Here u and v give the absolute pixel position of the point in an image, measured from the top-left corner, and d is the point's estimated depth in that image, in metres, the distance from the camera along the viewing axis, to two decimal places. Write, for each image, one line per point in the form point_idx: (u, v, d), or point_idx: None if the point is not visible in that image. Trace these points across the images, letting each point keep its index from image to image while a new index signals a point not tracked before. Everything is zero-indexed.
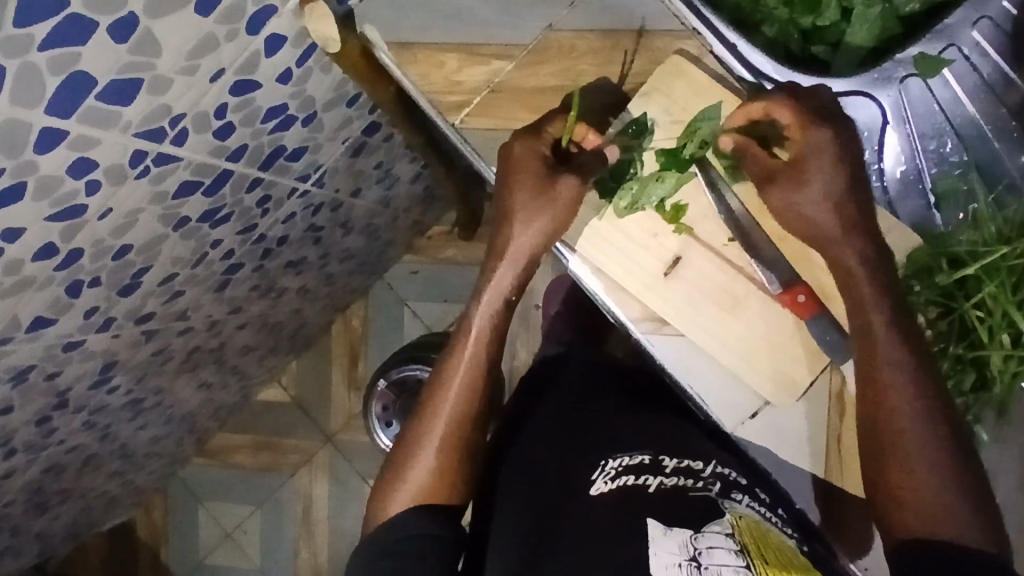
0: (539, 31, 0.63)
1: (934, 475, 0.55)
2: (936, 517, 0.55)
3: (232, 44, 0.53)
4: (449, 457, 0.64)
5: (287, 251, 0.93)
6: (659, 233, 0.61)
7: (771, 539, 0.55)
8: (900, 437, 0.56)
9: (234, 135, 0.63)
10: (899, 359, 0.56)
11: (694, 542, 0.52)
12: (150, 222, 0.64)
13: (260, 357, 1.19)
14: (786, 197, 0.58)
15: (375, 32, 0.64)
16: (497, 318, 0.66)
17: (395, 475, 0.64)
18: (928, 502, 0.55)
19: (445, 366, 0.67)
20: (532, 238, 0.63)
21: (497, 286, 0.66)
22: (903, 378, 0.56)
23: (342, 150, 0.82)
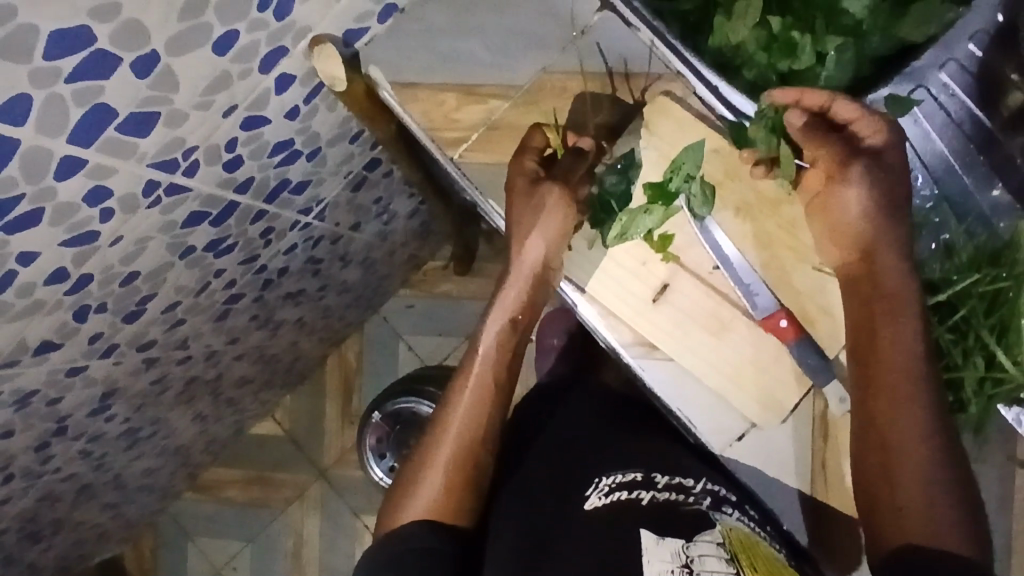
0: (533, 74, 0.67)
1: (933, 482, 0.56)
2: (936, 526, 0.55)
3: (245, 81, 0.57)
4: (455, 473, 0.64)
5: (287, 282, 0.95)
6: (648, 260, 0.64)
7: (761, 551, 0.57)
8: (903, 438, 0.57)
9: (241, 168, 0.66)
10: (912, 357, 0.57)
11: (686, 549, 0.54)
12: (158, 250, 0.66)
13: (255, 389, 1.20)
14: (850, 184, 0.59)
15: (379, 73, 0.67)
16: (504, 333, 0.68)
17: (402, 492, 0.65)
18: (922, 509, 0.55)
19: (454, 383, 0.69)
20: (538, 250, 0.65)
21: (502, 305, 0.69)
22: (911, 377, 0.57)
23: (344, 184, 0.85)
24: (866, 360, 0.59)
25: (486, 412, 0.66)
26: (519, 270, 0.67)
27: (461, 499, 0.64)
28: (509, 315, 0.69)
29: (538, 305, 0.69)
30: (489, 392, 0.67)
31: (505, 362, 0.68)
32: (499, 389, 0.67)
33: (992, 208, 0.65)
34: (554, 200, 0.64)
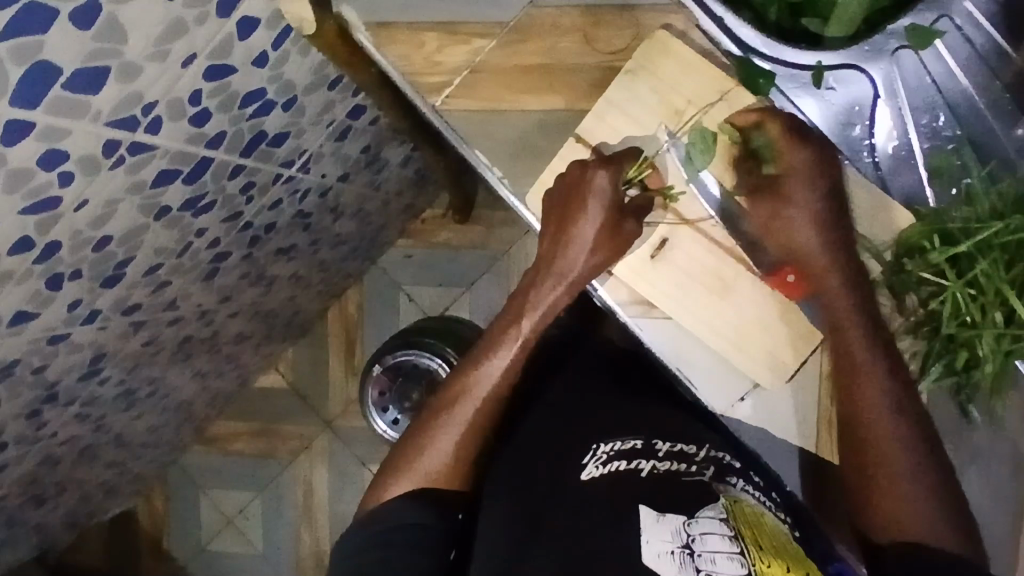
0: (520, 9, 0.58)
1: (921, 499, 0.56)
2: (922, 529, 0.55)
3: (203, 28, 0.52)
4: (464, 453, 0.61)
5: (275, 238, 0.92)
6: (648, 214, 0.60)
7: (766, 525, 0.53)
8: (873, 426, 0.57)
9: (211, 122, 0.62)
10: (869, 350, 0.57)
11: (687, 528, 0.51)
12: (129, 212, 0.63)
13: (255, 344, 1.19)
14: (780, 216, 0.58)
15: (353, 13, 0.60)
16: (543, 319, 0.63)
17: (404, 456, 0.62)
18: (898, 502, 0.56)
19: (490, 347, 0.63)
20: (583, 255, 0.60)
21: (543, 293, 0.63)
22: (897, 438, 0.57)
23: (327, 135, 0.80)
24: (843, 390, 0.58)
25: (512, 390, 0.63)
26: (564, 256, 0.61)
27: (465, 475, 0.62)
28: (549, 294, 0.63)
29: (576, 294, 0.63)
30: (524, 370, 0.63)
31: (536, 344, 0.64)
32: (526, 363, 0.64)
33: (1017, 149, 0.59)
34: (627, 238, 0.59)
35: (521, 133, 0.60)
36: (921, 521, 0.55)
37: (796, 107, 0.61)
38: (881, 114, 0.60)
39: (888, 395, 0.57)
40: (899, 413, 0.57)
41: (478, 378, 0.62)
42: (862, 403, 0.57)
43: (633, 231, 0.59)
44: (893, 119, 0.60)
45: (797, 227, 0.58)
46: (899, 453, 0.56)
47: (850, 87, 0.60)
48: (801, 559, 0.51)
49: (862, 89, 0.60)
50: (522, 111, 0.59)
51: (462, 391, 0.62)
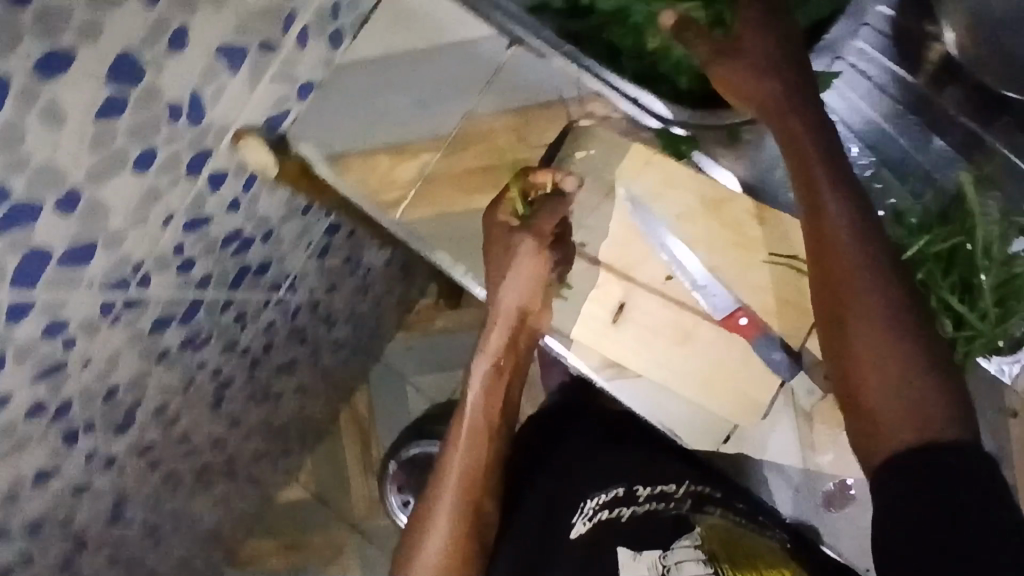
0: (456, 122, 0.65)
1: (918, 391, 0.50)
2: (915, 414, 0.50)
3: (176, 190, 0.58)
4: (455, 531, 0.63)
5: (275, 356, 0.96)
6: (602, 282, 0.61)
7: (738, 540, 0.65)
8: (847, 293, 0.52)
9: (196, 267, 0.67)
10: (836, 224, 0.52)
11: (664, 559, 0.62)
12: (132, 361, 0.68)
13: (273, 460, 1.22)
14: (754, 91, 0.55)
15: (309, 150, 0.66)
16: (490, 378, 0.65)
17: (405, 555, 0.64)
18: (887, 398, 0.51)
19: (449, 430, 0.67)
20: (511, 296, 0.61)
21: (486, 353, 0.65)
22: (885, 308, 0.51)
23: (309, 255, 0.86)
24: (814, 253, 0.53)
25: (482, 454, 0.65)
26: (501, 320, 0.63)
27: (464, 557, 0.63)
28: (492, 360, 0.65)
29: (522, 353, 0.65)
30: (484, 435, 0.66)
31: (495, 407, 0.66)
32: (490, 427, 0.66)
33: (934, 165, 0.64)
34: (526, 248, 0.60)
35: (475, 228, 0.65)
36: (916, 406, 0.50)
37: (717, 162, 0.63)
38: None
39: (858, 257, 0.52)
40: (879, 279, 0.51)
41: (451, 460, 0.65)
42: (831, 266, 0.52)
43: (528, 241, 0.60)
44: None
45: (772, 98, 0.55)
46: (885, 328, 0.51)
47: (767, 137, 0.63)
48: (772, 563, 0.63)
49: None
50: (472, 208, 0.65)
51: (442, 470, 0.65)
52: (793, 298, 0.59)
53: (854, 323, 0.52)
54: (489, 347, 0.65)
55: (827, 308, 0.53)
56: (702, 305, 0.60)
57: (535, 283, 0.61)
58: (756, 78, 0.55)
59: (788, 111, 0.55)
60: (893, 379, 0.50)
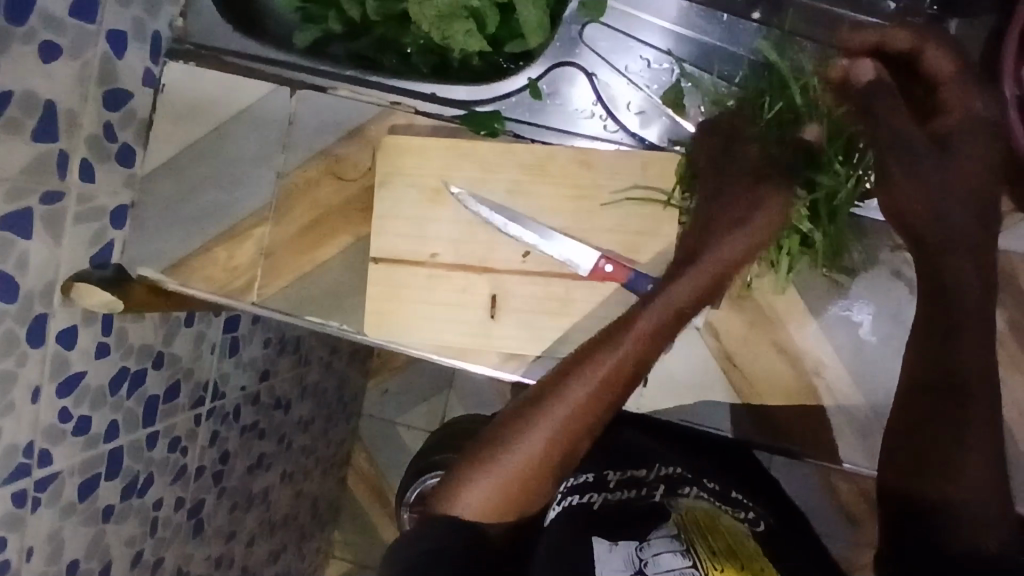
0: (272, 185, 0.64)
1: (991, 473, 0.53)
2: (957, 490, 0.53)
3: (30, 365, 0.58)
4: (530, 464, 0.56)
5: (239, 460, 0.96)
6: (466, 284, 0.61)
7: (719, 528, 0.59)
8: (962, 314, 0.55)
9: (94, 421, 0.67)
10: (949, 224, 0.55)
11: (639, 552, 0.55)
12: (77, 533, 0.68)
13: (295, 550, 1.21)
14: (897, 126, 0.56)
15: (150, 270, 0.65)
16: (627, 350, 0.56)
17: (483, 451, 0.58)
18: (968, 476, 0.53)
19: (577, 360, 0.56)
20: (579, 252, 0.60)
21: (665, 302, 0.56)
22: (978, 326, 0.55)
23: (219, 356, 0.85)
24: (931, 303, 0.56)
25: (589, 424, 0.56)
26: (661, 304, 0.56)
27: (518, 505, 0.57)
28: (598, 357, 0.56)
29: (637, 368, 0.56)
30: (622, 384, 0.56)
31: (617, 392, 0.56)
32: (631, 377, 0.56)
33: (721, 40, 0.65)
34: None
35: (333, 278, 0.64)
36: (975, 493, 0.53)
37: (534, 125, 0.64)
38: (606, 83, 0.63)
39: (971, 301, 0.54)
40: (980, 332, 0.55)
41: (575, 388, 0.56)
42: (946, 308, 0.55)
43: None
44: (619, 81, 0.64)
45: (897, 115, 0.56)
46: (975, 442, 0.53)
47: (566, 84, 0.64)
48: (750, 553, 0.56)
49: (575, 79, 0.64)
50: (322, 262, 0.64)
51: (597, 366, 0.56)
52: (641, 228, 0.60)
53: (943, 257, 0.55)
54: (676, 303, 0.56)
55: (937, 400, 0.55)
56: (565, 266, 0.60)
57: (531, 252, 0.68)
58: (874, 86, 0.57)
59: (904, 124, 0.56)
60: (976, 338, 0.54)
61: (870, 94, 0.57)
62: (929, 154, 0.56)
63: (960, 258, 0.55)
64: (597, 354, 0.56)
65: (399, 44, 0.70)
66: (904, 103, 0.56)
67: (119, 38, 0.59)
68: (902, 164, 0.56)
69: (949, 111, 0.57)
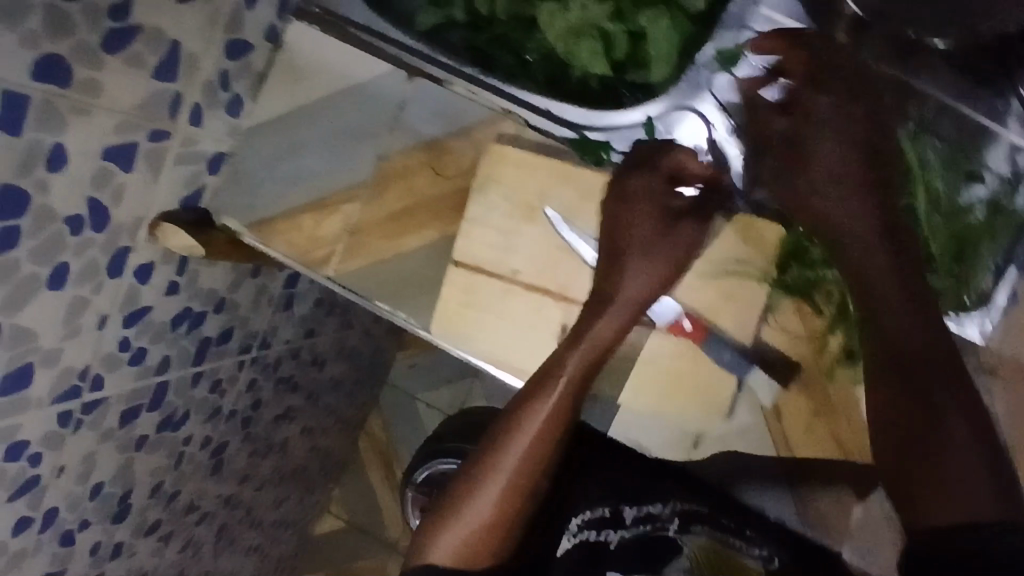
0: (371, 165, 0.63)
1: (982, 470, 0.49)
2: (960, 506, 0.48)
3: (104, 294, 0.59)
4: (506, 496, 0.59)
5: (268, 409, 0.97)
6: (541, 307, 0.60)
7: None
8: (914, 351, 0.52)
9: (149, 355, 0.68)
10: (879, 296, 0.53)
11: None
12: (110, 456, 0.69)
13: (298, 500, 1.23)
14: (807, 185, 0.56)
15: (234, 221, 0.65)
16: (575, 365, 0.58)
17: (452, 499, 0.60)
18: (954, 480, 0.49)
19: (533, 383, 0.59)
20: (642, 283, 0.58)
21: (598, 334, 0.58)
22: (914, 334, 0.52)
23: (274, 309, 0.86)
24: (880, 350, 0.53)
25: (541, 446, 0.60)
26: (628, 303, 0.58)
27: (497, 542, 0.58)
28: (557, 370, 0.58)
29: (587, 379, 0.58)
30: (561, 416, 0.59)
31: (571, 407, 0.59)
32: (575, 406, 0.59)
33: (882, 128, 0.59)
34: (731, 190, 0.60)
35: (412, 269, 0.63)
36: (962, 503, 0.48)
37: None
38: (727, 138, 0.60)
39: (913, 330, 0.52)
40: (919, 323, 0.53)
41: (538, 407, 0.59)
42: (918, 368, 0.52)
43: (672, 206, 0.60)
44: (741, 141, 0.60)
45: (828, 134, 0.56)
46: (950, 448, 0.50)
47: (685, 128, 0.61)
48: None
49: (695, 126, 0.60)
50: (404, 251, 0.63)
51: (513, 426, 0.60)
52: (732, 291, 0.58)
53: (889, 315, 0.53)
54: (601, 338, 0.58)
55: (902, 468, 0.51)
56: (641, 310, 0.60)
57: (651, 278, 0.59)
58: (836, 113, 0.56)
59: (860, 196, 0.55)
60: (942, 370, 0.52)
61: (832, 140, 0.56)
62: (864, 197, 0.55)
63: (900, 316, 0.53)
64: (556, 364, 0.58)
65: (519, 46, 0.65)
66: (862, 175, 0.55)
67: None
68: (863, 203, 0.55)
69: (829, 208, 0.55)
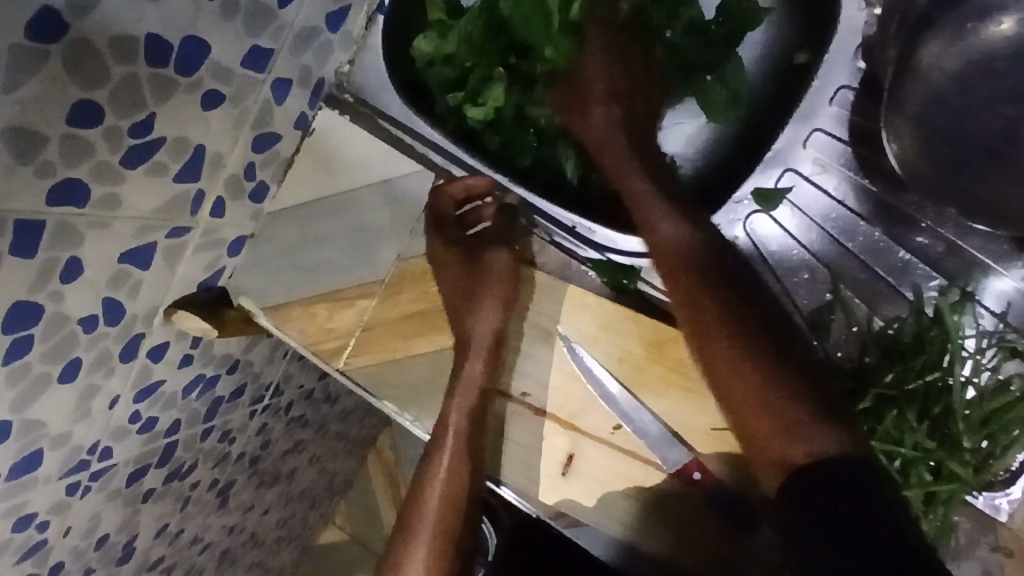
0: (391, 263, 0.62)
1: (823, 421, 0.47)
2: (793, 429, 0.48)
3: (116, 377, 0.59)
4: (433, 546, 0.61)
5: (278, 445, 0.98)
6: (547, 433, 0.58)
7: None
8: (754, 415, 0.49)
9: (161, 421, 0.68)
10: (719, 336, 0.51)
11: None
12: (116, 511, 0.71)
13: (303, 517, 1.26)
14: (656, 221, 0.56)
15: (250, 301, 0.64)
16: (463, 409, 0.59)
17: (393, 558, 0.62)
18: (798, 432, 0.47)
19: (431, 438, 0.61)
20: (489, 325, 0.59)
21: (468, 379, 0.59)
22: (727, 328, 0.51)
23: (289, 360, 0.86)
24: (725, 395, 0.51)
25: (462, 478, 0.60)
26: (477, 348, 0.59)
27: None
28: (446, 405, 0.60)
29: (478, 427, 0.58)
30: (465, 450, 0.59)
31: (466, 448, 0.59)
32: (475, 447, 0.59)
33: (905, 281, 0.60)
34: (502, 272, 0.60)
35: (424, 373, 0.62)
36: (801, 449, 0.47)
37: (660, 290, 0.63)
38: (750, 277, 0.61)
39: (767, 408, 0.48)
40: (794, 406, 0.48)
41: (438, 462, 0.60)
42: (744, 414, 0.49)
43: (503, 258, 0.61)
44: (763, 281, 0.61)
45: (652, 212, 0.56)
46: (734, 309, 0.52)
47: None
48: None
49: None
50: (417, 355, 0.62)
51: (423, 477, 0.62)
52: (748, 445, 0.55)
53: (753, 410, 0.49)
54: (472, 333, 0.60)
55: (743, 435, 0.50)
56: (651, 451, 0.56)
57: (509, 309, 0.60)
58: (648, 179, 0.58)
59: (681, 259, 0.54)
60: (793, 342, 0.51)
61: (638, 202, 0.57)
62: (705, 307, 0.52)
63: (761, 418, 0.49)
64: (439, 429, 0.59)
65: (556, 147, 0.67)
66: (670, 219, 0.55)
67: (284, 86, 0.58)
68: (705, 274, 0.53)
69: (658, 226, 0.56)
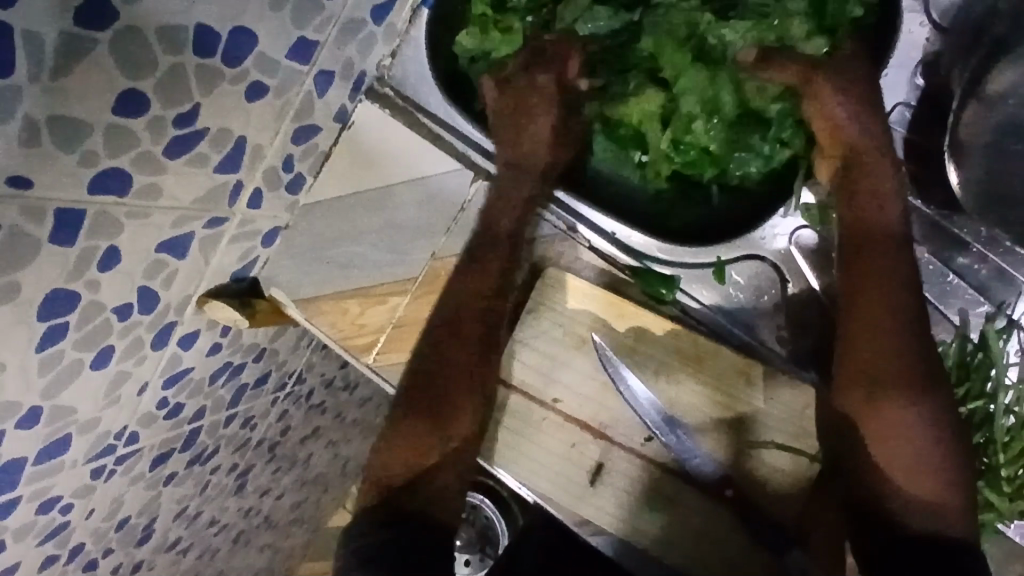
0: (425, 262, 0.61)
1: (956, 469, 0.46)
2: (935, 484, 0.46)
3: (145, 365, 0.59)
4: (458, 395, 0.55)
5: (297, 432, 0.98)
6: (577, 441, 0.57)
7: None
8: (898, 429, 0.47)
9: (187, 407, 0.68)
10: (888, 343, 0.48)
11: None
12: (138, 494, 0.71)
13: (315, 501, 1.26)
14: (876, 192, 0.51)
15: (281, 293, 0.65)
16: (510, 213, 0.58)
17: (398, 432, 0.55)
18: (926, 470, 0.46)
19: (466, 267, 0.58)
20: (546, 128, 0.60)
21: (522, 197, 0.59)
22: (894, 341, 0.48)
23: (312, 348, 0.86)
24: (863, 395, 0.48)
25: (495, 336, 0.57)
26: (533, 170, 0.60)
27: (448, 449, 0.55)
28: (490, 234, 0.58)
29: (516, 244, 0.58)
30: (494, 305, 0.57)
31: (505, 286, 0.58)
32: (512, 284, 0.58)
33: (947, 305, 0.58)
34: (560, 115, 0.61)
35: None
36: (928, 489, 0.46)
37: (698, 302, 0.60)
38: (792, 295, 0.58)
39: (916, 425, 0.46)
40: (931, 431, 0.47)
41: (474, 277, 0.57)
42: (878, 430, 0.47)
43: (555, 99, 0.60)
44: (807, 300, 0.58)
45: (865, 167, 0.52)
46: (901, 338, 0.48)
47: (753, 278, 0.59)
48: None
49: (764, 278, 0.59)
50: None
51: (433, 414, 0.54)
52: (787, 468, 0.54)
53: (894, 409, 0.47)
54: (528, 161, 0.60)
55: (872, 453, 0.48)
56: (681, 465, 0.56)
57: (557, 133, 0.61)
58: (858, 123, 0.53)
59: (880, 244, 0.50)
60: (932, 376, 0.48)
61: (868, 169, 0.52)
62: (900, 299, 0.48)
63: (897, 410, 0.47)
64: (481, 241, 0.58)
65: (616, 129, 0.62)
66: (875, 198, 0.51)
67: (326, 78, 0.57)
68: (890, 259, 0.50)
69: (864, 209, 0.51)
